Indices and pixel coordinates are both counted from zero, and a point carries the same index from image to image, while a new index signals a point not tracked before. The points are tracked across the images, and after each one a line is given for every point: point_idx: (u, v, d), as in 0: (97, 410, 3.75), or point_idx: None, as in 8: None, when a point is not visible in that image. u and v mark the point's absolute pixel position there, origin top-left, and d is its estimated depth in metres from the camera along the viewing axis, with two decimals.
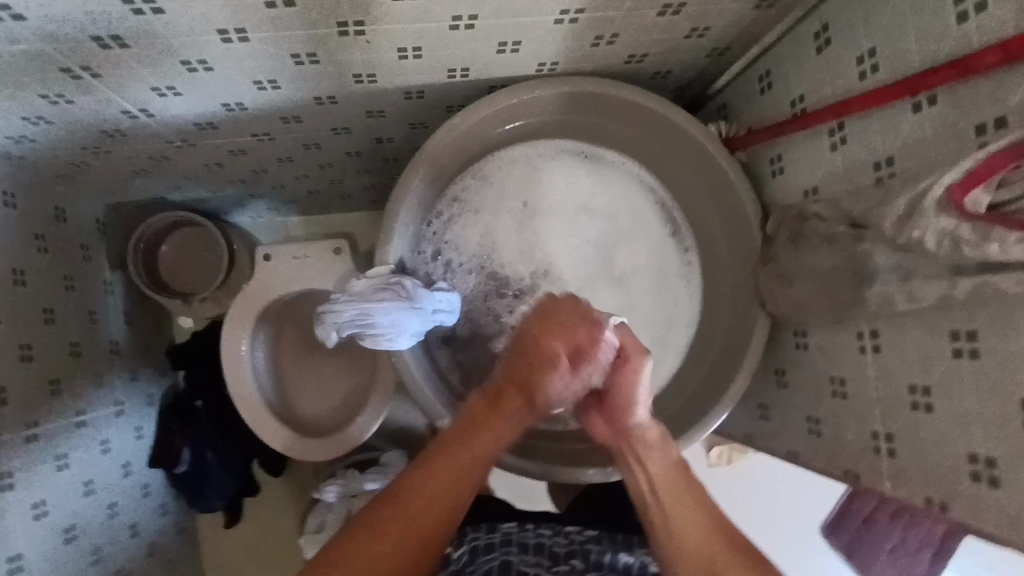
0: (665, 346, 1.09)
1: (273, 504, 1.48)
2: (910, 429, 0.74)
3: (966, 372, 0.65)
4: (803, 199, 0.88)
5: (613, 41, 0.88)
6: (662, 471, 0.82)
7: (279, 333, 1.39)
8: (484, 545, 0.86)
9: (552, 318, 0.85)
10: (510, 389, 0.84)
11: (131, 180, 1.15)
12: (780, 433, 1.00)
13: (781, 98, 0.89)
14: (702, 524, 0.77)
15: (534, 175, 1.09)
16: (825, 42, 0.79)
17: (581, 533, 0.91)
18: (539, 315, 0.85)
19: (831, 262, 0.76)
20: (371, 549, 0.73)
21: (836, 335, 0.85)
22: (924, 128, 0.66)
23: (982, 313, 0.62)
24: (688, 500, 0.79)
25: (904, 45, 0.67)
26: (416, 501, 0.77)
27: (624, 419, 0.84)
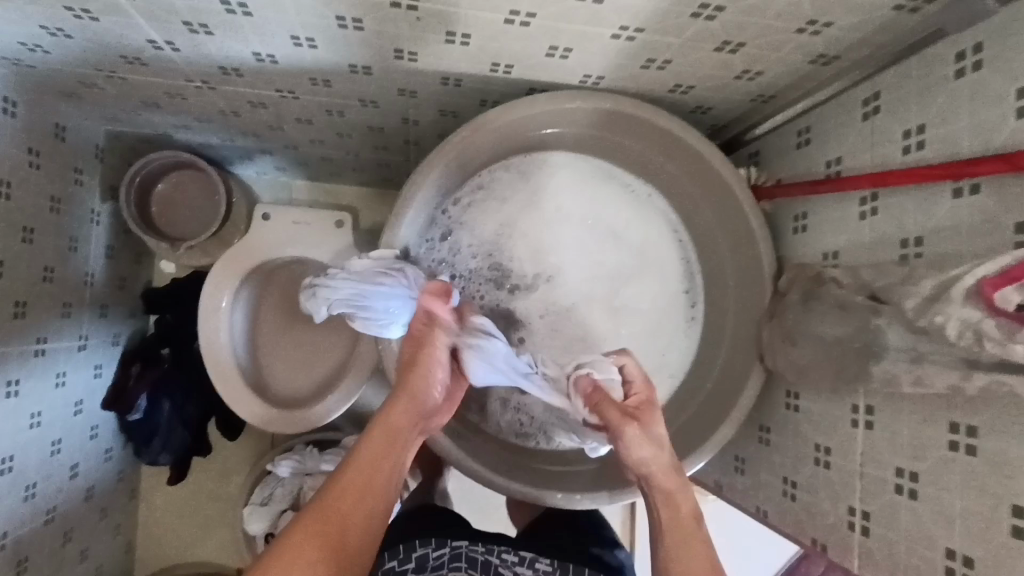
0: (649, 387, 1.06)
1: (222, 468, 1.43)
2: (888, 511, 0.73)
3: (959, 466, 0.64)
4: (821, 261, 0.88)
5: (663, 67, 0.86)
6: (674, 515, 0.71)
7: (263, 295, 1.35)
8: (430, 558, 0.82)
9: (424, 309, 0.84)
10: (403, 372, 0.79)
11: (141, 112, 1.10)
12: (752, 490, 0.99)
13: (817, 157, 0.89)
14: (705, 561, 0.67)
15: (567, 183, 1.08)
16: (873, 110, 0.79)
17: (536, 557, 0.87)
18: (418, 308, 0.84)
19: (840, 330, 0.75)
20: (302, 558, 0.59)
21: (829, 403, 0.84)
22: (961, 215, 0.65)
23: (987, 411, 0.61)
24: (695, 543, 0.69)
25: (956, 129, 0.66)
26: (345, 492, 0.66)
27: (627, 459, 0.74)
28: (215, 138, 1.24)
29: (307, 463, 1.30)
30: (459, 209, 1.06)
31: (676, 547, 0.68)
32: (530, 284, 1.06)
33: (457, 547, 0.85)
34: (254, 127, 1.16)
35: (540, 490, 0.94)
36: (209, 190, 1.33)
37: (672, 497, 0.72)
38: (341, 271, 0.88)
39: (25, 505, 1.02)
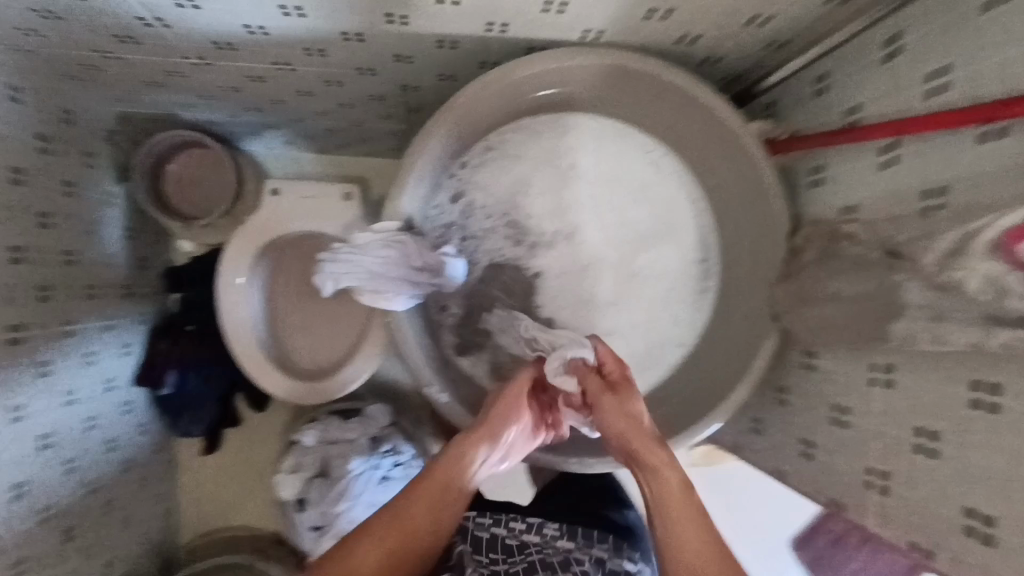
0: (660, 355, 1.04)
1: (252, 440, 1.48)
2: (907, 471, 0.71)
3: (980, 425, 0.62)
4: (838, 216, 0.84)
5: (666, 18, 0.82)
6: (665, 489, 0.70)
7: (277, 269, 1.35)
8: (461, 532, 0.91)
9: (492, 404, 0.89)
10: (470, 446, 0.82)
11: (144, 91, 1.10)
12: (769, 450, 0.98)
13: (835, 106, 0.84)
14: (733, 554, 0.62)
15: (584, 140, 1.03)
16: (895, 51, 0.73)
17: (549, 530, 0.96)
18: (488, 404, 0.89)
19: (856, 289, 0.72)
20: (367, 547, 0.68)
21: (847, 363, 0.81)
22: (986, 162, 0.61)
23: (1010, 368, 0.58)
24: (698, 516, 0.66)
25: (982, 68, 0.62)
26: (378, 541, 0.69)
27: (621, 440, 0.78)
28: (221, 115, 1.24)
29: (333, 432, 1.35)
30: (468, 170, 1.03)
31: (668, 532, 0.65)
32: (543, 248, 1.04)
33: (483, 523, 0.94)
34: (256, 101, 1.15)
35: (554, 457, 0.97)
36: (220, 167, 1.33)
37: (658, 473, 0.72)
38: (342, 245, 0.87)
39: (68, 478, 1.07)
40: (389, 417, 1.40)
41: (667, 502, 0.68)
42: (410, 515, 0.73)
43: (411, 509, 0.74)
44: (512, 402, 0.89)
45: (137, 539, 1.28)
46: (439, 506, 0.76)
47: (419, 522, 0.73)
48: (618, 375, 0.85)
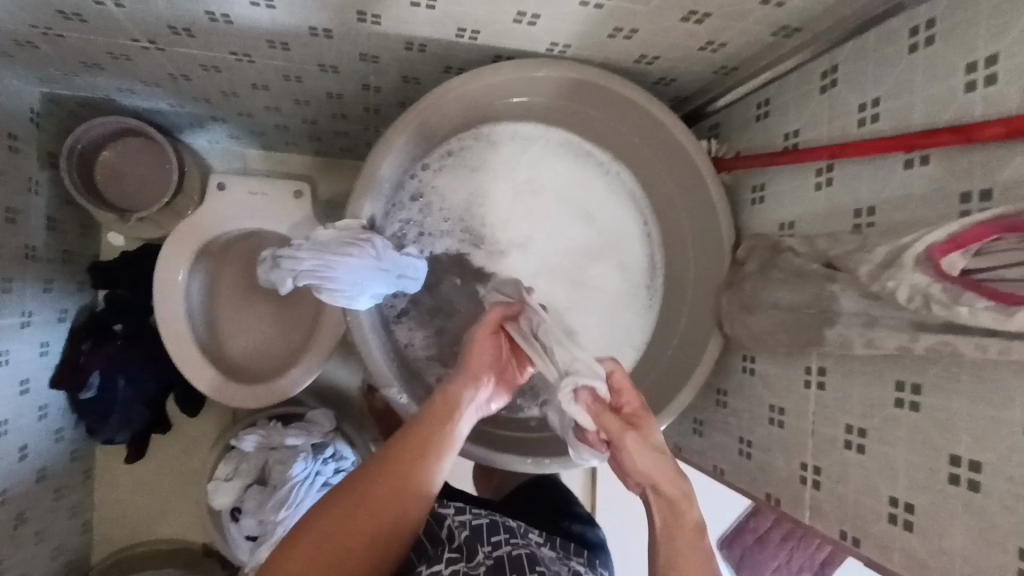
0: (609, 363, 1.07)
1: (181, 447, 1.40)
2: (838, 466, 0.77)
3: (904, 421, 0.69)
4: (778, 231, 0.91)
5: (630, 37, 0.86)
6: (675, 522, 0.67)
7: (218, 269, 1.30)
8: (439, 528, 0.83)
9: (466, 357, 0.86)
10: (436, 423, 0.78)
11: (83, 72, 1.04)
12: (709, 450, 1.04)
13: (776, 129, 0.91)
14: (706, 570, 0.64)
15: (540, 154, 1.08)
16: (831, 83, 0.81)
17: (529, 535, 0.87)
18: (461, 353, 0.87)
19: (795, 297, 0.78)
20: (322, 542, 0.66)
21: (784, 367, 0.87)
22: (912, 185, 0.69)
23: (930, 370, 0.65)
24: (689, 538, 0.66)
25: (908, 102, 0.69)
26: (333, 537, 0.67)
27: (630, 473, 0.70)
28: (164, 104, 1.18)
29: (273, 438, 1.28)
30: (430, 174, 1.05)
31: (673, 560, 0.64)
32: (500, 254, 1.05)
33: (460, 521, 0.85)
34: (206, 92, 1.11)
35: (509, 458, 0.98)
36: (160, 158, 1.27)
37: (677, 507, 0.67)
38: (302, 241, 0.86)
39: None
40: (333, 422, 1.34)
41: (676, 537, 0.66)
42: (362, 520, 0.69)
43: (364, 514, 0.69)
44: (477, 361, 0.85)
45: (48, 556, 1.18)
46: (397, 504, 0.71)
47: (374, 530, 0.69)
48: (635, 407, 0.74)
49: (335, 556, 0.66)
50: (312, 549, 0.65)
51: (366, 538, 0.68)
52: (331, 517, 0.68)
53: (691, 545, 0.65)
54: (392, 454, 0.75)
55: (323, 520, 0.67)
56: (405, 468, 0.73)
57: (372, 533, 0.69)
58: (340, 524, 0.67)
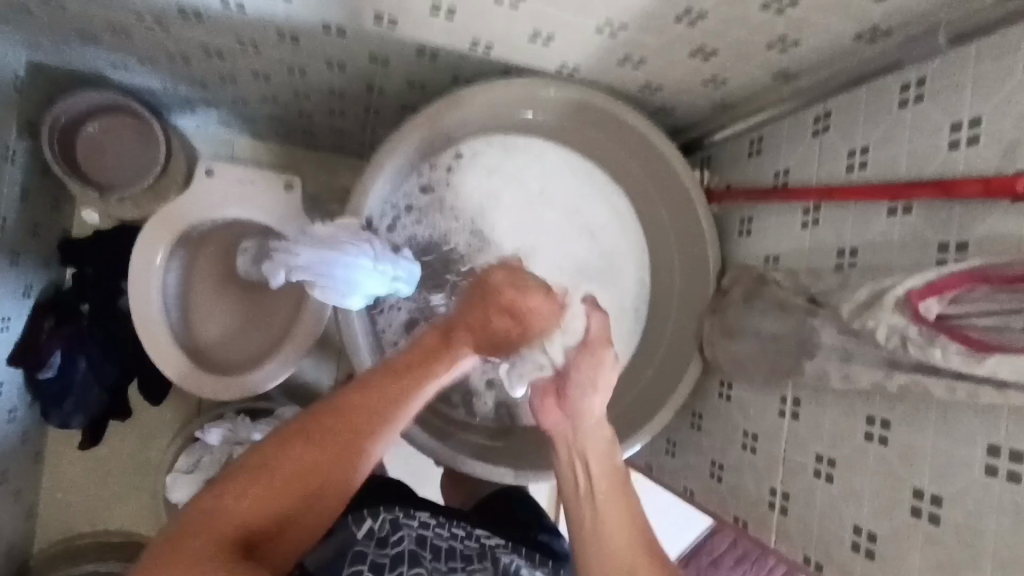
0: None
1: (140, 435, 1.35)
2: (806, 493, 0.81)
3: (871, 454, 0.72)
4: (762, 264, 0.95)
5: (638, 65, 0.89)
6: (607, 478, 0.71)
7: (197, 256, 1.28)
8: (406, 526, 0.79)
9: (495, 293, 0.76)
10: (452, 334, 0.74)
11: (76, 43, 1.01)
12: (681, 471, 1.06)
13: (767, 166, 0.95)
14: (628, 525, 0.68)
15: (550, 168, 1.09)
16: (823, 128, 0.85)
17: (490, 539, 0.87)
18: (473, 295, 0.77)
19: (776, 328, 0.82)
20: (250, 487, 0.60)
21: (759, 395, 0.91)
22: (895, 232, 0.73)
23: (899, 408, 0.69)
24: (622, 504, 0.70)
25: (894, 155, 0.74)
26: (273, 473, 0.61)
27: (578, 410, 0.74)
28: (156, 83, 1.16)
29: (239, 432, 1.25)
30: (438, 175, 1.05)
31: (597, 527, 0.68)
32: (498, 263, 1.05)
33: (426, 521, 0.82)
34: (202, 75, 1.09)
35: (486, 466, 0.99)
36: (145, 137, 1.23)
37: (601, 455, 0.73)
38: (300, 237, 0.86)
39: None
40: None
41: (603, 486, 0.71)
42: (302, 461, 0.63)
43: (302, 454, 0.63)
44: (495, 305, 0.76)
45: None
46: (339, 443, 0.65)
47: (312, 465, 0.63)
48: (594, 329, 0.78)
49: (268, 496, 0.61)
50: (240, 495, 0.60)
51: (299, 480, 0.62)
52: (264, 456, 0.62)
53: (619, 511, 0.69)
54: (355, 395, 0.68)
55: (257, 460, 0.62)
56: (360, 408, 0.67)
57: (308, 474, 0.62)
58: (275, 462, 0.62)
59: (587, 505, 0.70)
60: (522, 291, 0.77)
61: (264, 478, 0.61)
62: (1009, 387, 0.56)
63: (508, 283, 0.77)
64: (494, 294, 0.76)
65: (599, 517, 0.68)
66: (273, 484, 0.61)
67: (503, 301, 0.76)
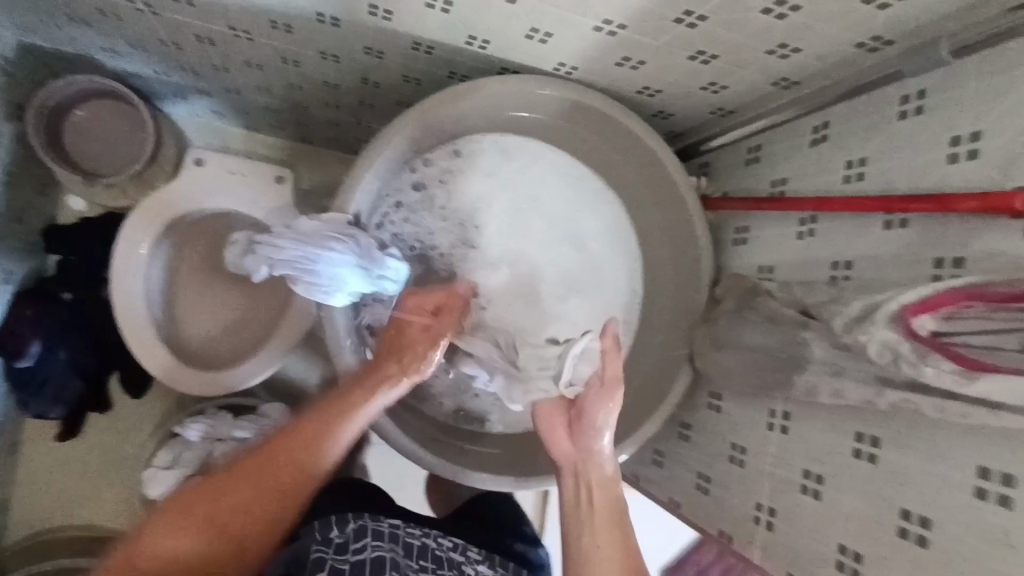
0: None
1: (119, 428, 1.32)
2: (792, 509, 0.79)
3: (859, 471, 0.71)
4: (756, 274, 0.93)
5: (637, 68, 0.88)
6: (604, 507, 0.78)
7: (184, 247, 1.26)
8: (375, 529, 0.77)
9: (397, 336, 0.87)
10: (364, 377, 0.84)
11: (66, 25, 0.99)
12: (667, 482, 1.05)
13: (763, 176, 0.94)
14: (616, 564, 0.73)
15: (545, 170, 1.07)
16: (821, 137, 0.83)
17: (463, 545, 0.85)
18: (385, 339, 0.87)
19: (766, 340, 0.80)
20: (188, 520, 0.71)
21: (748, 407, 0.89)
22: (890, 245, 0.71)
23: (889, 426, 0.67)
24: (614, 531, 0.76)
25: (892, 167, 0.72)
26: (202, 508, 0.72)
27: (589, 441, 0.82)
28: (148, 70, 1.14)
29: (219, 428, 1.24)
30: (431, 172, 1.04)
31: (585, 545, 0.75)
32: (483, 268, 1.04)
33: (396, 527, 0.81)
34: (194, 63, 1.07)
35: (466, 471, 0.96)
36: (135, 124, 1.21)
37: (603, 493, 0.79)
38: (285, 229, 0.84)
39: None
40: (287, 415, 1.29)
41: (600, 514, 0.77)
42: (233, 502, 0.73)
43: (231, 495, 0.73)
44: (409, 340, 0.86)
45: None
46: (256, 483, 0.75)
47: (241, 498, 0.74)
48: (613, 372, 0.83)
49: (193, 535, 0.70)
50: (170, 535, 0.69)
51: (216, 521, 0.71)
52: (190, 495, 0.73)
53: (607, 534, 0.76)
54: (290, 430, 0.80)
55: (191, 506, 0.72)
56: (289, 450, 0.78)
57: (225, 518, 0.72)
58: (209, 512, 0.72)
59: (585, 530, 0.76)
60: (425, 326, 0.87)
61: (203, 509, 0.72)
62: (1002, 408, 0.55)
63: (438, 322, 0.88)
64: (399, 341, 0.86)
65: (595, 543, 0.75)
66: (176, 528, 0.70)
67: (411, 345, 0.85)
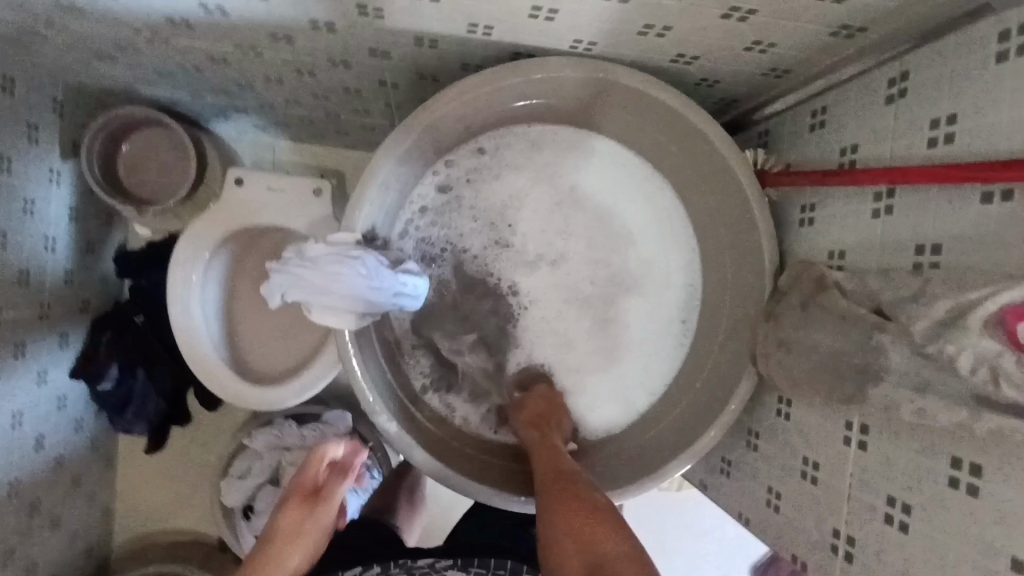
0: (628, 392, 1.00)
1: (199, 439, 1.40)
2: (874, 541, 0.67)
3: (955, 505, 0.58)
4: (825, 260, 0.80)
5: (663, 34, 0.76)
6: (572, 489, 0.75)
7: (237, 265, 1.29)
8: None
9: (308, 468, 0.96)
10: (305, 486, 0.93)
11: (97, 63, 1.01)
12: (735, 494, 0.94)
13: (831, 143, 0.79)
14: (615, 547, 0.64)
15: (579, 160, 1.00)
16: (899, 92, 0.68)
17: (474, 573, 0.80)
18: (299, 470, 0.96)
19: (836, 344, 0.68)
20: None
21: (821, 418, 0.77)
22: (990, 224, 0.56)
23: (994, 453, 0.54)
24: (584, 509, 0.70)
25: (989, 123, 0.57)
26: None
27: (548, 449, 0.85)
28: (183, 95, 1.15)
29: (284, 440, 1.28)
30: (455, 173, 0.99)
31: (555, 518, 0.71)
32: (520, 268, 1.01)
33: None
34: (220, 83, 1.07)
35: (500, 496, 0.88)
36: (180, 150, 1.25)
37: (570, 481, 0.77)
38: (294, 254, 0.81)
39: None
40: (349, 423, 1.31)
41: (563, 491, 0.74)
42: None
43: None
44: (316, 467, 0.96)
45: (65, 542, 1.19)
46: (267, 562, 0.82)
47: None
48: (541, 406, 0.92)
49: None
50: None
51: None
52: None
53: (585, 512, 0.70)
54: (285, 508, 0.89)
55: None
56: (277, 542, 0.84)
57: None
58: None
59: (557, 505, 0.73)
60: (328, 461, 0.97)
61: None
62: None
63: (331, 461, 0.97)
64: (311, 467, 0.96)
65: (557, 521, 0.70)
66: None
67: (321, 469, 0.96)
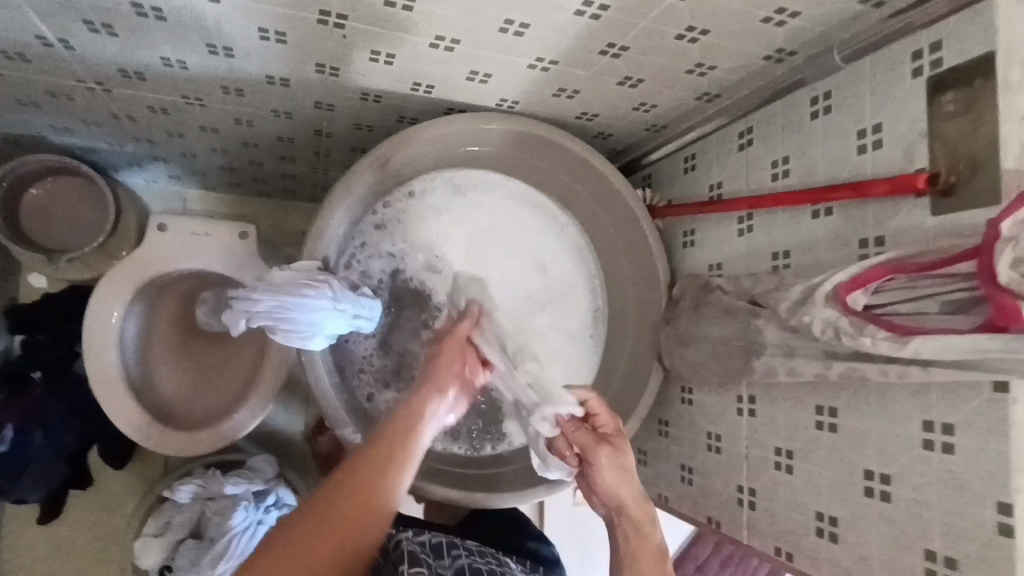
0: None
1: (104, 502, 1.31)
2: (768, 485, 0.84)
3: (823, 442, 0.77)
4: (706, 272, 1.00)
5: (572, 96, 0.95)
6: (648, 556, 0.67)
7: (155, 311, 1.26)
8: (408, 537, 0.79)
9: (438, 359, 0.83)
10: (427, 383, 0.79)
11: (16, 110, 1.00)
12: (653, 478, 1.09)
13: (702, 180, 1.01)
14: None
15: (499, 198, 1.13)
16: (747, 142, 0.91)
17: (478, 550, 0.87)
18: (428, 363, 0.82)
19: (724, 332, 0.86)
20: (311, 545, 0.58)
21: (717, 397, 0.95)
22: (821, 231, 0.78)
23: (844, 395, 0.73)
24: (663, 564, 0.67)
25: (813, 161, 0.79)
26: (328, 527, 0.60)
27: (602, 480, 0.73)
28: (102, 144, 1.15)
29: (211, 486, 1.22)
30: (388, 215, 1.08)
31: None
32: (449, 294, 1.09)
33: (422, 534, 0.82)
34: (148, 132, 1.09)
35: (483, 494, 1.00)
36: (93, 198, 1.22)
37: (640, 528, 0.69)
38: (258, 283, 0.88)
39: None
40: (275, 466, 1.29)
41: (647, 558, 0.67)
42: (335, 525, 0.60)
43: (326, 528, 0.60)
44: (450, 358, 0.84)
45: None
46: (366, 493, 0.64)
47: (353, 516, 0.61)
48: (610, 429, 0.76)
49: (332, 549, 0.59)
50: None
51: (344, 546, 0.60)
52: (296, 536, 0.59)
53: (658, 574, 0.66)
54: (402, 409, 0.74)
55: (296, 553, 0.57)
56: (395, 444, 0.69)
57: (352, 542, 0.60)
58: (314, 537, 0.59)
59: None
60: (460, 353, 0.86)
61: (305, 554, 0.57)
62: (931, 364, 0.61)
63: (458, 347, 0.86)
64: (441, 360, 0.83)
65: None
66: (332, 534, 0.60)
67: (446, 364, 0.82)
